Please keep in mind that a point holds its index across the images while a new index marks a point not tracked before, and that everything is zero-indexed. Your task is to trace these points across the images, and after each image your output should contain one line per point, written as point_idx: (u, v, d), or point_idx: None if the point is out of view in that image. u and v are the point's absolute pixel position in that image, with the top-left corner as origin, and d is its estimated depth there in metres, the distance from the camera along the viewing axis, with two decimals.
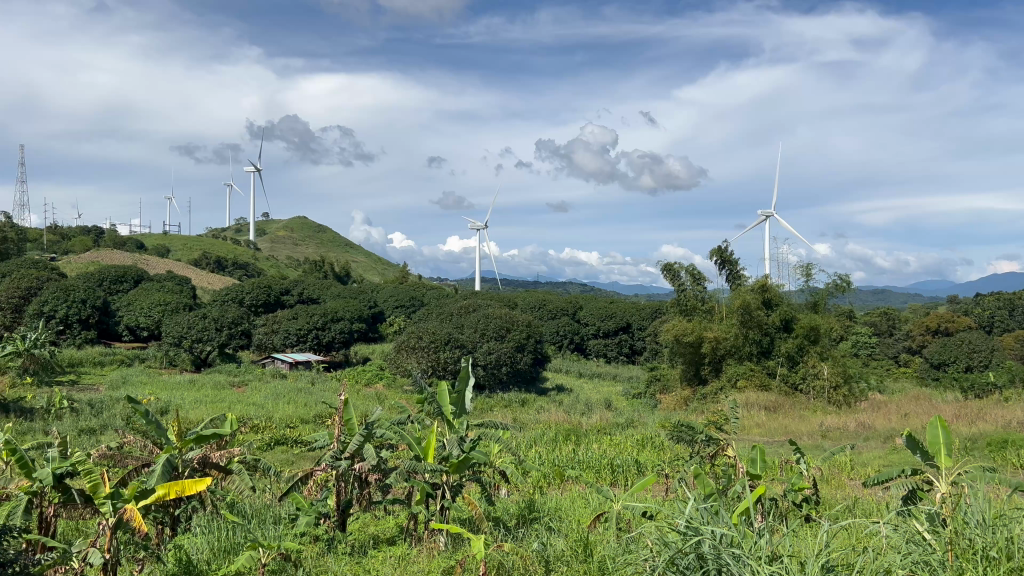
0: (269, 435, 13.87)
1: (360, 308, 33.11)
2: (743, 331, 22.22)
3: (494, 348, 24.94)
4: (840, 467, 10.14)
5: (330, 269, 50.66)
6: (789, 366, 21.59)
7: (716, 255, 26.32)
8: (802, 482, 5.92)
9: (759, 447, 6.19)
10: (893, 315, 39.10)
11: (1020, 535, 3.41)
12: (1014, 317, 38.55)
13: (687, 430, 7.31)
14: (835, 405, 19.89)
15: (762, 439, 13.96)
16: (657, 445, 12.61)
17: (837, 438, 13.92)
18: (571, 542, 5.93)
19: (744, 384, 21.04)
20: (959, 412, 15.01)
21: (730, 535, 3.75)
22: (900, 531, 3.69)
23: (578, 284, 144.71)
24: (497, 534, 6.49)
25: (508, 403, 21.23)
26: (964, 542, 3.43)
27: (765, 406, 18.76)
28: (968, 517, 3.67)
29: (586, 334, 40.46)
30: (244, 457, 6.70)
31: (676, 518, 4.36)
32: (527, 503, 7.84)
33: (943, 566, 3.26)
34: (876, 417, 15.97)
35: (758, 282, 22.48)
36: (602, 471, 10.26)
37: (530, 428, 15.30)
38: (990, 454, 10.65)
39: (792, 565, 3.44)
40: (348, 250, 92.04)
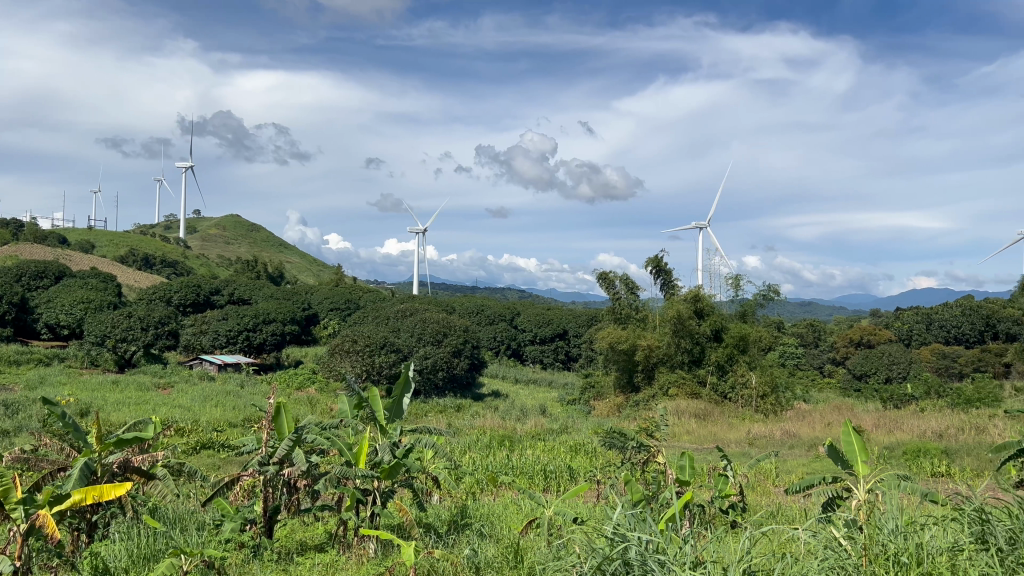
0: (195, 438, 13.52)
1: (293, 309, 32.57)
2: (675, 340, 22.68)
3: (430, 352, 24.88)
4: (765, 474, 10.44)
5: (263, 269, 49.75)
6: (719, 374, 22.08)
7: (650, 264, 26.79)
8: (728, 489, 6.04)
9: (688, 454, 6.27)
10: (818, 327, 40.45)
11: (930, 542, 3.54)
12: (931, 330, 40.27)
13: (619, 437, 7.37)
14: (762, 413, 20.35)
15: (691, 445, 14.27)
16: (590, 451, 12.73)
17: (763, 445, 14.29)
18: (501, 548, 5.91)
19: (676, 392, 21.47)
20: (877, 421, 15.62)
21: (656, 541, 3.81)
22: (818, 536, 3.78)
23: (515, 291, 145.72)
24: (428, 541, 6.45)
25: (443, 408, 21.15)
26: (878, 547, 3.53)
27: (695, 413, 19.19)
28: (883, 524, 3.79)
29: (523, 340, 40.70)
30: (167, 461, 6.48)
31: (604, 524, 4.39)
32: (459, 510, 7.82)
33: (857, 568, 3.35)
34: (802, 426, 16.42)
35: (691, 291, 22.94)
36: (535, 476, 10.32)
37: (464, 433, 15.30)
38: (907, 461, 11.10)
39: (714, 569, 3.50)
40: (282, 250, 90.52)
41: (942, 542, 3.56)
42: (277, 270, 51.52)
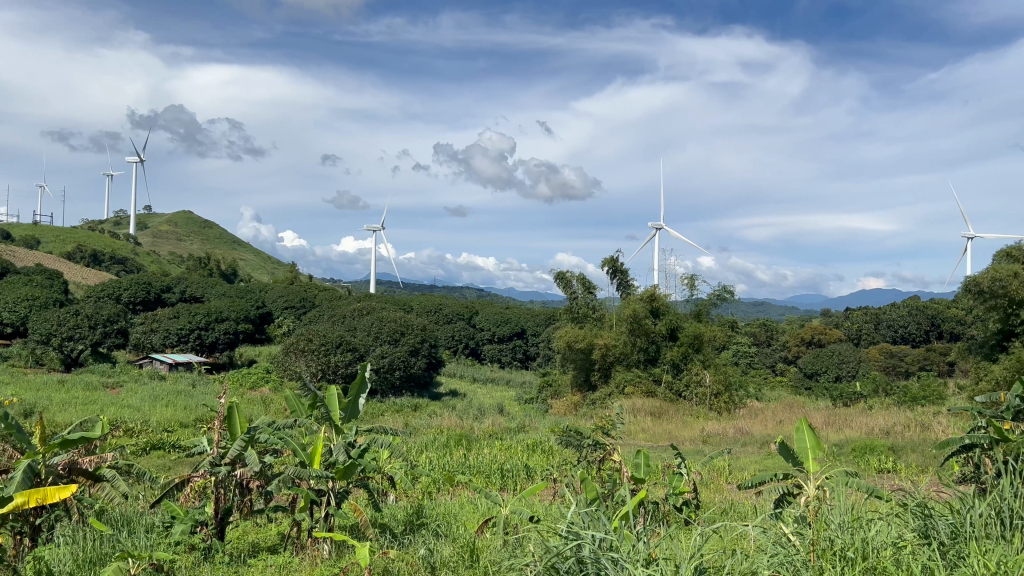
0: (144, 439, 13.21)
1: (246, 308, 32.08)
2: (631, 339, 22.91)
3: (387, 351, 24.71)
4: (718, 471, 10.59)
5: (216, 267, 48.85)
6: (674, 373, 22.31)
7: (607, 265, 26.99)
8: (682, 486, 6.10)
9: (643, 452, 6.32)
10: (770, 326, 41.20)
11: (877, 537, 3.61)
12: (879, 330, 41.28)
13: (575, 436, 7.38)
14: (716, 411, 20.64)
15: (647, 443, 14.42)
16: (547, 449, 12.76)
17: (717, 443, 14.50)
18: (457, 548, 5.88)
19: (632, 390, 21.64)
20: (827, 419, 15.95)
21: (609, 539, 3.82)
22: (768, 533, 3.83)
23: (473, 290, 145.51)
24: (383, 542, 6.40)
25: (399, 408, 21.02)
26: (825, 542, 3.59)
27: (650, 411, 19.38)
28: (831, 520, 3.85)
29: (481, 339, 40.67)
30: (115, 462, 6.32)
31: (558, 523, 4.38)
32: (415, 509, 7.77)
33: (805, 564, 3.41)
34: (755, 423, 16.70)
35: (647, 291, 23.17)
36: (492, 476, 10.31)
37: (421, 432, 15.22)
38: (855, 458, 11.35)
39: (667, 566, 3.51)
40: (235, 247, 89.03)
41: (887, 537, 3.63)
42: (231, 268, 50.66)
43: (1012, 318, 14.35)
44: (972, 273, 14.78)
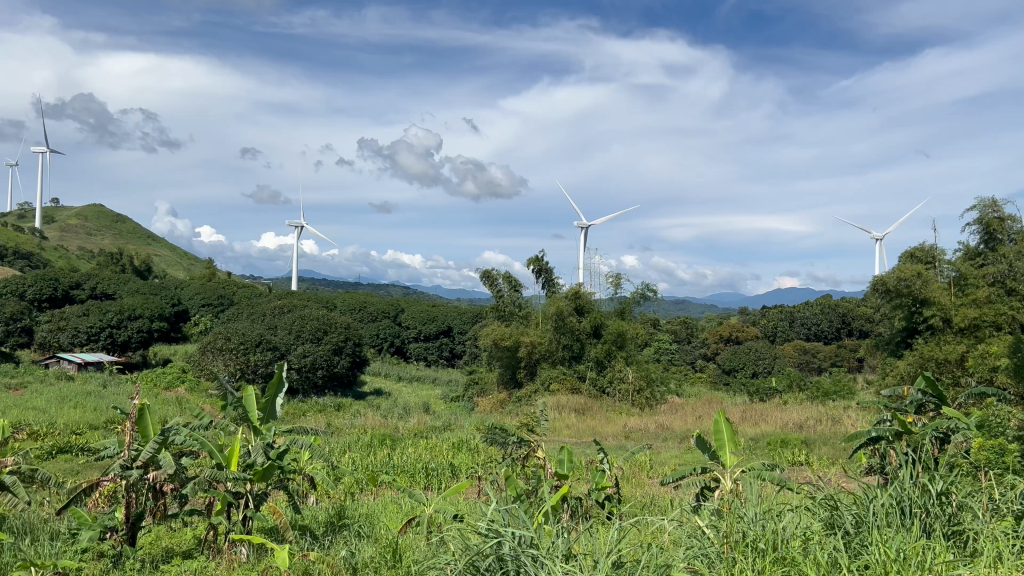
0: (50, 442, 12.62)
1: (161, 306, 31.09)
2: (556, 336, 23.17)
3: (309, 350, 24.26)
4: (640, 466, 10.78)
5: (129, 263, 47.03)
6: (598, 370, 22.62)
7: (532, 263, 27.14)
8: (604, 482, 6.16)
9: (567, 448, 6.36)
10: (691, 324, 42.22)
11: (787, 528, 3.73)
12: (793, 328, 42.80)
13: (500, 433, 7.35)
14: (639, 407, 21.02)
15: (571, 440, 14.56)
16: (473, 447, 12.74)
17: (639, 438, 14.75)
18: (380, 549, 5.80)
19: (557, 387, 21.80)
20: (744, 414, 16.42)
21: (529, 535, 3.81)
22: (684, 527, 3.90)
23: (397, 288, 144.46)
24: (303, 544, 6.28)
25: (322, 408, 20.64)
26: (738, 535, 3.67)
27: (575, 407, 19.56)
28: (744, 512, 3.94)
29: (407, 337, 40.41)
30: (17, 467, 5.99)
31: (477, 520, 4.36)
32: (336, 510, 7.63)
33: (720, 556, 3.48)
34: (675, 418, 17.08)
35: (571, 289, 23.41)
36: (416, 475, 10.23)
37: (344, 433, 14.97)
38: (771, 451, 11.72)
39: (586, 561, 3.53)
40: (149, 242, 85.90)
41: (797, 528, 3.74)
42: (144, 264, 48.86)
43: (915, 315, 15.01)
44: (880, 273, 15.42)
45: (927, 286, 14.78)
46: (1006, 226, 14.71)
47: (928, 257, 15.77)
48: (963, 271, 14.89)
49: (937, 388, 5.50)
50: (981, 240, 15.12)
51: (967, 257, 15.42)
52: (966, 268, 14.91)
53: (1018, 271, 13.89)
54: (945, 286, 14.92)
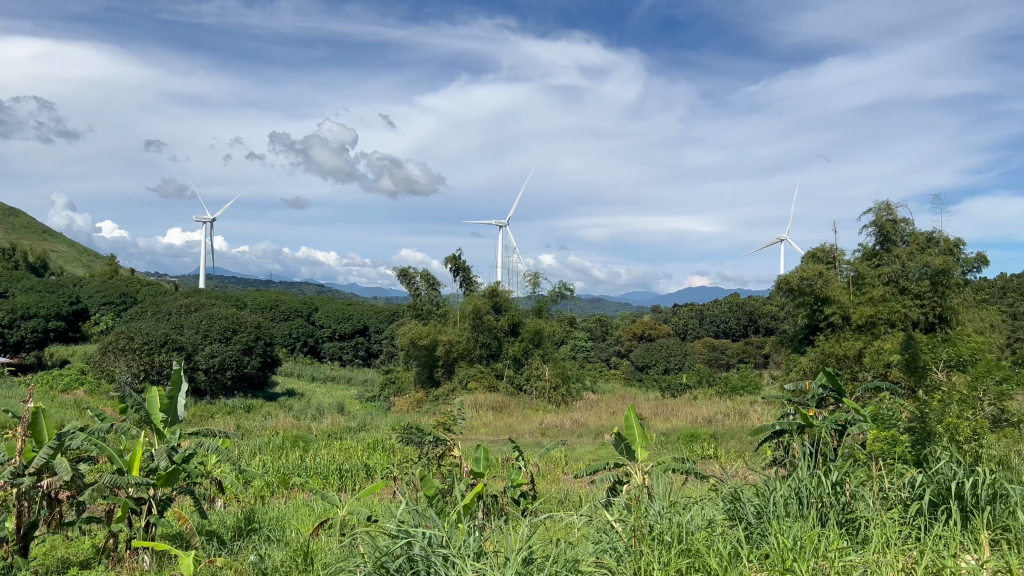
0: None
1: (58, 304, 29.62)
2: (474, 335, 23.18)
3: (217, 350, 23.54)
4: (555, 462, 10.90)
5: (23, 259, 44.59)
6: (516, 368, 22.76)
7: (449, 262, 27.04)
8: (520, 479, 6.16)
9: (482, 446, 6.35)
10: (606, 321, 42.94)
11: (689, 520, 3.82)
12: (702, 325, 44.14)
13: (416, 433, 7.28)
14: (555, 404, 21.24)
15: (488, 438, 14.59)
16: (388, 448, 12.61)
17: (555, 435, 14.89)
18: (290, 552, 5.66)
19: (474, 385, 21.81)
20: (656, 409, 16.81)
21: (439, 536, 3.78)
22: (592, 522, 3.95)
23: (311, 285, 141.86)
24: (209, 550, 6.08)
25: (232, 409, 20.05)
26: (645, 527, 3.74)
27: (492, 405, 19.61)
28: (650, 505, 4.02)
29: (320, 336, 39.72)
30: None
31: (388, 521, 4.32)
32: (245, 515, 7.41)
33: (626, 548, 3.54)
34: (590, 415, 17.32)
35: (489, 287, 23.45)
36: (330, 476, 10.06)
37: (255, 435, 14.59)
38: (682, 445, 12.05)
39: (495, 559, 3.54)
40: (45, 237, 81.67)
41: (701, 519, 3.85)
42: (39, 261, 46.37)
43: (817, 314, 15.59)
44: (784, 272, 16.01)
45: (828, 286, 15.45)
46: (899, 228, 15.48)
47: (828, 258, 16.43)
48: (861, 271, 15.58)
49: (837, 382, 5.73)
50: (876, 242, 15.83)
51: (864, 257, 16.05)
52: (864, 268, 15.57)
53: (911, 271, 14.65)
54: (845, 286, 15.63)
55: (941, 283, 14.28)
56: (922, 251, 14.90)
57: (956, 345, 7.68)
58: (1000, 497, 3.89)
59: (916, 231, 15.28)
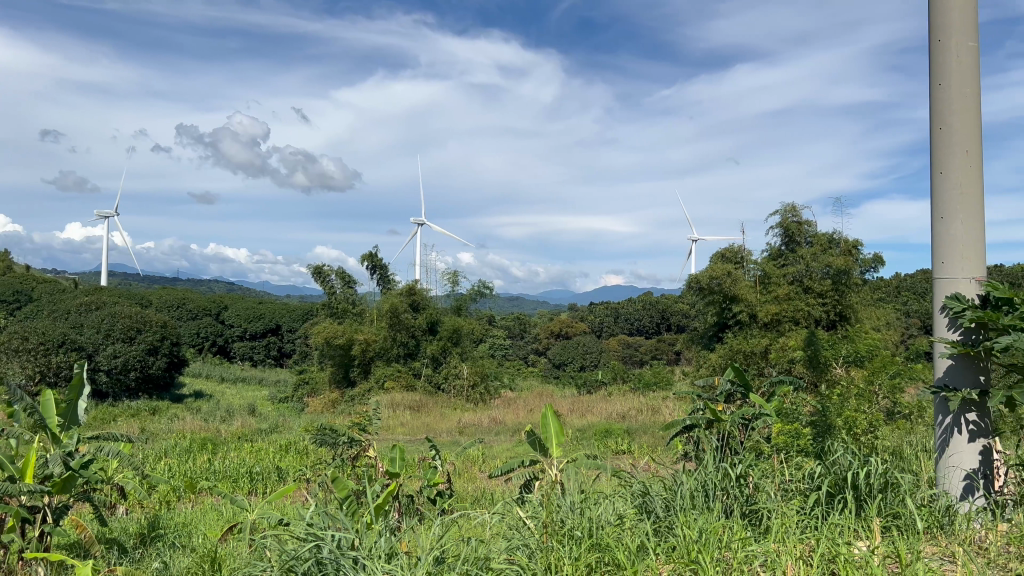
0: None
1: None
2: (391, 334, 22.91)
3: (120, 351, 22.64)
4: (472, 461, 10.91)
5: None
6: (433, 366, 22.63)
7: (366, 260, 26.70)
8: (437, 478, 6.08)
9: (399, 446, 6.26)
10: (524, 319, 43.26)
11: (600, 515, 3.87)
12: (617, 323, 45.00)
13: (330, 434, 7.11)
14: (472, 403, 21.25)
15: (404, 437, 14.47)
16: (301, 450, 12.31)
17: (472, 433, 14.88)
18: (196, 558, 5.47)
19: (391, 385, 21.60)
20: (572, 406, 17.01)
21: (349, 538, 3.72)
22: (505, 520, 3.95)
23: (222, 283, 137.87)
24: (109, 559, 5.81)
25: (135, 412, 19.24)
26: (556, 523, 3.77)
27: (409, 405, 19.45)
28: (562, 501, 4.05)
29: (230, 336, 38.71)
30: None
31: (296, 524, 4.22)
32: (149, 521, 7.12)
33: (537, 545, 3.56)
34: (507, 412, 17.40)
35: (407, 286, 23.26)
36: (240, 480, 9.78)
37: (160, 438, 14.05)
38: (596, 441, 12.23)
39: (407, 559, 3.51)
40: None
41: (611, 513, 3.91)
42: None
43: (726, 311, 16.12)
44: (695, 272, 16.40)
45: (736, 284, 15.86)
46: (804, 230, 16.11)
47: (736, 258, 16.83)
48: (768, 271, 16.09)
49: (744, 377, 5.89)
50: (782, 242, 16.39)
51: (770, 257, 16.61)
52: (770, 268, 16.11)
53: (814, 271, 15.32)
54: (752, 284, 16.11)
55: (840, 283, 15.22)
56: (824, 252, 15.59)
57: (853, 342, 8.12)
58: (890, 486, 4.09)
59: (818, 232, 15.95)
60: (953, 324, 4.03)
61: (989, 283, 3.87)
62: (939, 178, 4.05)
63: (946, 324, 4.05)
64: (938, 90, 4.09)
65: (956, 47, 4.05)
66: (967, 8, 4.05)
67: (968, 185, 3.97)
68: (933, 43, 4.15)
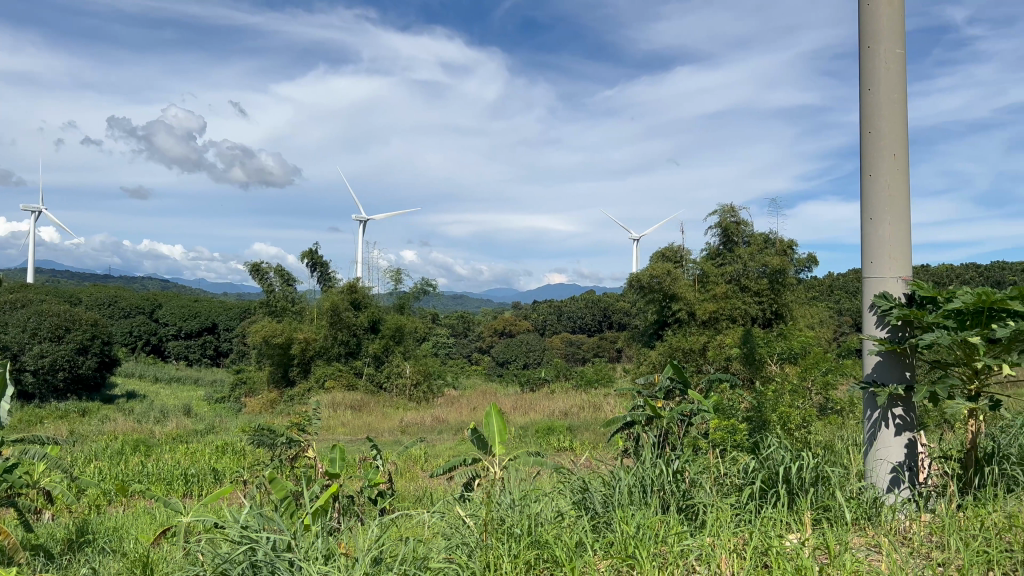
0: None
1: None
2: (332, 332, 22.60)
3: (47, 350, 21.90)
4: (414, 460, 10.84)
5: None
6: (375, 365, 22.41)
7: (306, 257, 26.31)
8: (377, 477, 5.99)
9: (339, 446, 6.17)
10: (467, 318, 43.17)
11: (541, 512, 3.88)
12: (560, 321, 45.33)
13: (267, 434, 6.97)
14: (415, 402, 21.11)
15: (344, 437, 14.31)
16: (237, 451, 12.05)
17: (415, 432, 14.81)
18: (127, 564, 5.31)
19: (331, 384, 21.32)
20: (515, 404, 17.05)
21: (285, 540, 3.65)
22: (445, 519, 3.93)
23: (157, 281, 134.36)
24: (34, 566, 5.59)
25: (64, 414, 18.58)
26: (497, 520, 3.76)
27: (350, 404, 19.23)
28: (500, 498, 4.05)
29: (164, 335, 37.81)
30: None
31: (229, 526, 4.12)
32: (77, 526, 6.89)
33: (477, 543, 3.55)
34: (451, 411, 17.35)
35: (348, 283, 23.03)
36: (174, 482, 9.52)
37: (90, 440, 13.61)
38: (539, 438, 12.28)
39: (344, 560, 3.46)
40: None
41: (550, 510, 3.93)
42: None
43: (665, 309, 16.36)
44: (635, 271, 16.63)
45: (675, 283, 16.13)
46: (742, 230, 16.46)
47: (676, 258, 17.07)
48: (706, 270, 16.39)
49: (683, 374, 5.99)
50: (720, 242, 16.72)
51: (709, 256, 16.91)
52: (709, 267, 16.40)
53: (750, 270, 15.68)
54: (691, 283, 16.37)
55: (776, 282, 15.63)
56: (760, 251, 15.97)
57: (788, 339, 8.36)
58: (822, 479, 4.19)
59: (755, 232, 16.32)
60: (882, 322, 4.15)
61: (914, 282, 4.01)
62: (868, 179, 4.17)
63: (874, 322, 4.18)
64: (868, 94, 4.21)
65: (885, 53, 4.18)
66: (895, 15, 4.19)
67: (895, 186, 4.10)
68: (863, 49, 4.27)
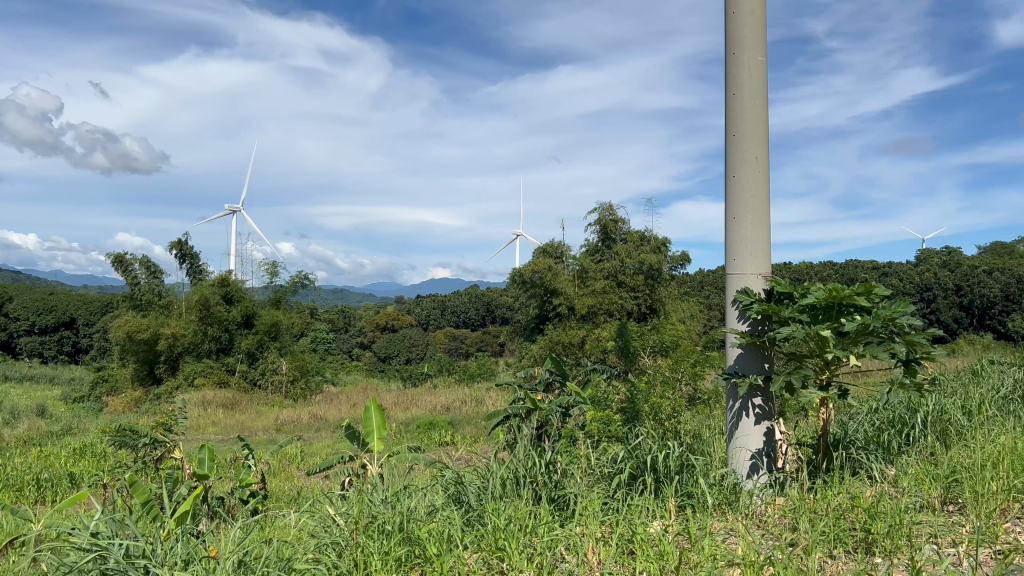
0: None
1: None
2: (201, 328, 21.65)
3: None
4: (290, 460, 10.54)
5: None
6: (249, 362, 21.63)
7: (174, 248, 25.09)
8: (249, 478, 5.77)
9: (208, 445, 5.89)
10: (348, 313, 42.42)
11: (412, 506, 3.86)
12: (444, 316, 45.29)
13: (129, 435, 6.59)
14: (291, 398, 20.57)
15: (215, 437, 13.78)
16: (97, 453, 11.36)
17: (291, 430, 14.44)
18: None
19: (202, 382, 20.41)
20: (397, 399, 16.88)
21: (140, 546, 3.46)
22: (314, 518, 3.85)
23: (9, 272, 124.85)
24: None
25: None
26: (367, 517, 3.69)
27: (222, 403, 18.50)
28: (372, 495, 3.98)
29: (15, 331, 35.25)
30: None
31: (79, 533, 3.88)
32: None
33: (345, 541, 3.48)
34: (330, 407, 16.99)
35: (219, 277, 22.23)
36: (23, 489, 8.88)
37: None
38: (419, 434, 12.22)
39: (203, 564, 3.33)
40: None
41: (424, 505, 3.92)
42: None
43: (546, 304, 16.58)
44: (517, 266, 16.88)
45: (555, 278, 16.53)
46: (619, 227, 16.91)
47: (556, 253, 17.37)
48: (585, 266, 16.77)
49: (561, 367, 6.09)
50: (599, 238, 17.10)
51: (588, 252, 17.30)
52: (588, 263, 16.81)
53: (628, 267, 16.13)
54: (571, 279, 16.72)
55: (652, 278, 16.13)
56: (636, 249, 16.46)
57: (660, 333, 8.65)
58: (687, 467, 4.35)
59: (631, 230, 16.80)
60: (742, 316, 4.36)
61: (773, 279, 4.24)
62: (732, 181, 4.36)
63: (736, 316, 4.38)
64: (732, 99, 4.40)
65: (748, 61, 4.39)
66: (757, 25, 4.40)
67: (755, 189, 4.31)
68: (728, 56, 4.46)
